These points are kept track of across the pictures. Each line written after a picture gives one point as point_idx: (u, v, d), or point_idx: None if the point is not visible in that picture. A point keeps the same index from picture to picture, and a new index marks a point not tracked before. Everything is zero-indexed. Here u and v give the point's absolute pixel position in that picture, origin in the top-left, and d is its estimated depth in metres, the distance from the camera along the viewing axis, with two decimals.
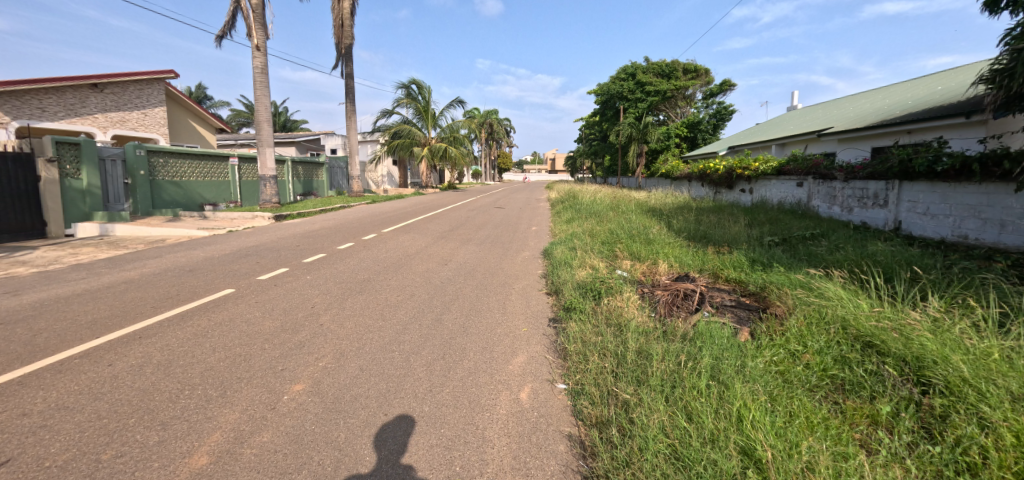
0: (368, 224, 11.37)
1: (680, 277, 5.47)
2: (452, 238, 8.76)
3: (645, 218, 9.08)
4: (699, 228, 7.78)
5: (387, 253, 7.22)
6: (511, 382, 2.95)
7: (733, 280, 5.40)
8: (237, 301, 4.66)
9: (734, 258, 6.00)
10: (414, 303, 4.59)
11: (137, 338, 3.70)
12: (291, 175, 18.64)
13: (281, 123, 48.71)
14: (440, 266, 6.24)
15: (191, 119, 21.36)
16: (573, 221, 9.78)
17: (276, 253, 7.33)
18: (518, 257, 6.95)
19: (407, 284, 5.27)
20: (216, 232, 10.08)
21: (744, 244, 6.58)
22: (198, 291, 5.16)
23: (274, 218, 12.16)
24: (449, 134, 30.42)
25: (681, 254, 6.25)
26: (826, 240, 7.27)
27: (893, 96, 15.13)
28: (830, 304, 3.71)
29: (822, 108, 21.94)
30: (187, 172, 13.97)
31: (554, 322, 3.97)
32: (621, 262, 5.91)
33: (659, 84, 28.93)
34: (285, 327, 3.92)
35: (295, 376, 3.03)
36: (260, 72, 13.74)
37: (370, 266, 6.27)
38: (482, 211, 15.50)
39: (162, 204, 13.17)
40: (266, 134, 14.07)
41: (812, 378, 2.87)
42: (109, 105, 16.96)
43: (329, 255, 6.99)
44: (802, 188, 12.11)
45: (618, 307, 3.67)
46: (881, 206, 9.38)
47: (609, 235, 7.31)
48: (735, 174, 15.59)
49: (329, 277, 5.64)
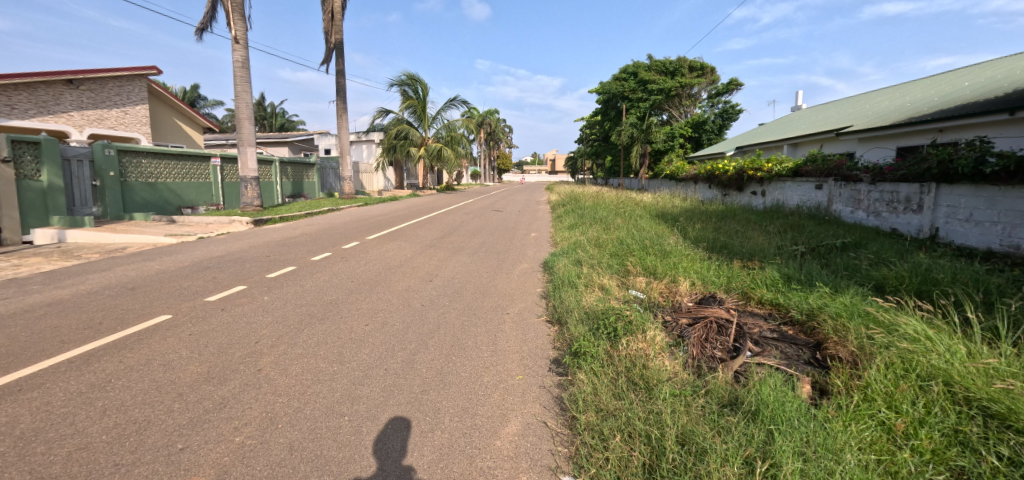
0: (353, 229, 10.52)
1: (705, 298, 4.66)
2: (442, 247, 7.87)
3: (655, 224, 8.21)
4: (719, 237, 6.93)
5: (366, 266, 6.33)
6: (498, 473, 2.06)
7: (769, 304, 4.54)
8: (167, 334, 3.80)
9: (767, 274, 5.13)
10: (383, 336, 3.71)
11: (13, 393, 2.84)
12: (279, 176, 17.78)
13: (279, 124, 47.90)
14: (423, 283, 5.35)
15: (176, 118, 20.46)
16: (576, 227, 8.93)
17: (240, 265, 6.43)
18: (514, 272, 6.05)
19: (380, 309, 4.39)
20: (186, 239, 9.24)
21: (774, 257, 5.73)
22: (127, 318, 4.27)
23: (252, 222, 11.29)
24: (446, 134, 29.59)
25: (703, 269, 5.41)
26: (862, 251, 6.44)
27: (913, 93, 14.31)
28: (918, 349, 2.84)
29: (833, 107, 21.17)
30: (162, 173, 13.12)
31: (556, 367, 3.12)
32: (633, 280, 5.06)
33: (663, 83, 28.19)
34: (209, 376, 3.04)
35: (195, 462, 2.15)
36: (242, 66, 12.88)
37: (342, 283, 5.39)
38: (478, 214, 14.65)
39: (135, 208, 12.30)
40: (247, 132, 13.18)
41: (928, 473, 1.99)
42: (86, 102, 16.19)
43: (298, 269, 6.11)
44: (822, 190, 11.26)
45: (640, 354, 2.79)
46: (914, 211, 8.53)
47: (617, 245, 6.43)
48: (746, 176, 14.75)
49: (290, 298, 4.75)
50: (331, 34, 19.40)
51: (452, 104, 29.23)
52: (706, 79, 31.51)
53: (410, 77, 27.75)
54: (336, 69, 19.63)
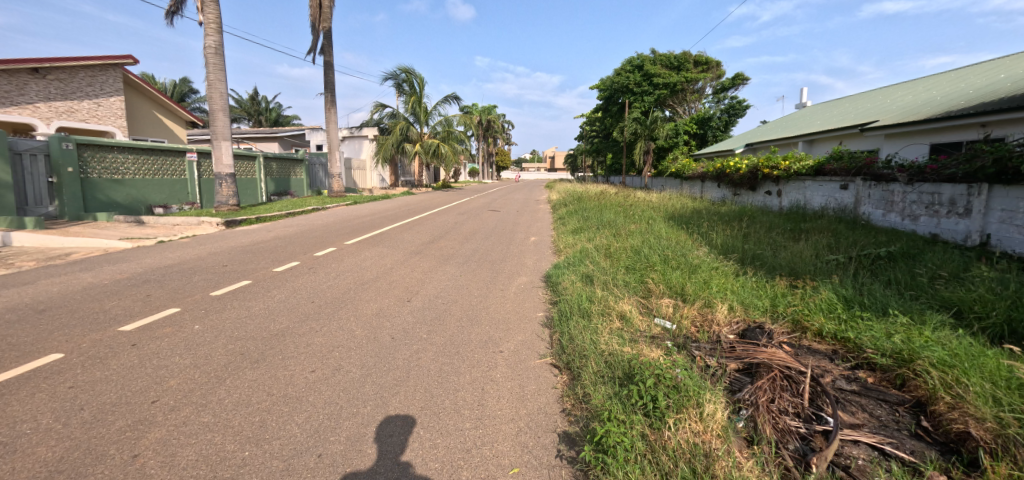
0: (333, 231, 9.58)
1: (750, 330, 3.72)
2: (429, 255, 6.88)
3: (672, 229, 7.26)
4: (747, 246, 5.99)
5: (335, 280, 5.35)
6: None
7: (832, 339, 3.62)
8: (40, 388, 2.80)
9: (822, 297, 4.18)
10: (327, 393, 2.71)
11: None
12: (263, 173, 16.78)
13: (273, 119, 46.76)
14: (398, 305, 4.36)
15: (156, 110, 19.30)
16: (581, 232, 7.99)
17: (186, 279, 5.43)
18: (510, 289, 5.05)
19: (335, 346, 3.40)
20: (143, 243, 8.24)
21: (822, 273, 4.78)
22: (6, 356, 3.28)
23: (224, 223, 10.25)
24: (443, 129, 28.54)
25: (741, 288, 4.46)
26: (918, 263, 5.49)
27: (938, 86, 13.40)
28: None
29: (847, 101, 20.22)
30: (130, 169, 12.06)
31: (568, 452, 2.14)
32: (658, 303, 4.09)
33: (668, 77, 27.24)
34: (52, 471, 2.04)
35: None
36: (214, 52, 11.81)
37: (299, 305, 4.38)
38: (472, 214, 13.68)
39: (98, 207, 11.26)
40: (221, 125, 12.14)
41: None
42: (54, 93, 15.22)
43: (252, 284, 5.11)
44: (848, 191, 10.31)
45: (701, 450, 1.83)
46: (960, 215, 7.56)
47: (633, 257, 5.46)
48: (760, 174, 13.81)
49: (226, 329, 3.75)
50: (318, 23, 18.32)
51: (447, 99, 28.25)
52: (711, 73, 30.53)
53: (405, 70, 26.66)
54: (325, 59, 18.57)
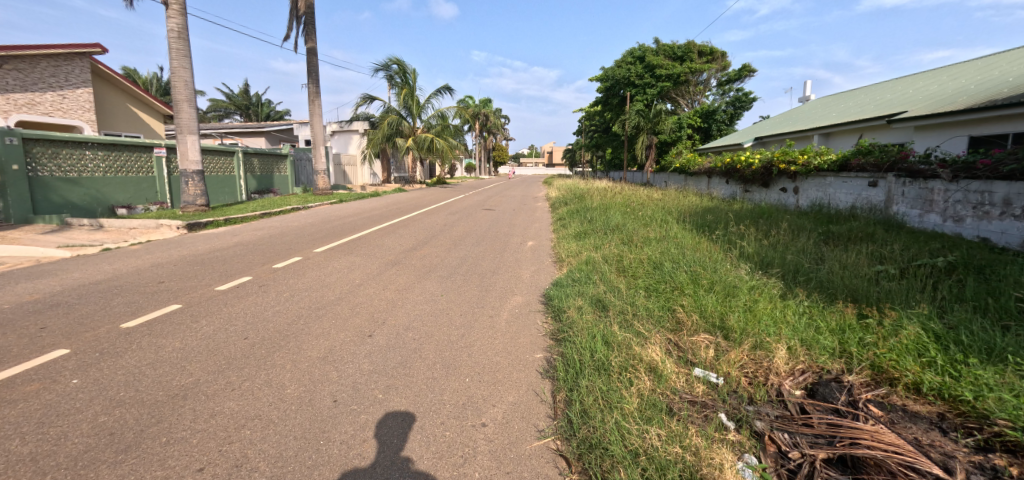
0: (307, 235, 8.60)
1: (822, 386, 2.75)
2: (409, 266, 5.91)
3: (690, 234, 6.34)
4: (785, 256, 5.06)
5: (288, 302, 4.38)
6: None
7: (936, 397, 2.63)
8: None
9: (908, 333, 3.21)
10: None
11: None
12: (242, 169, 15.74)
13: (264, 113, 45.42)
14: (355, 344, 3.38)
15: (131, 104, 18.13)
16: (585, 237, 7.05)
17: (108, 300, 4.45)
18: (502, 315, 4.08)
19: (251, 418, 2.40)
20: (86, 251, 7.20)
21: (891, 296, 3.83)
22: None
23: (186, 226, 9.22)
24: (438, 123, 27.42)
25: (795, 319, 3.49)
26: (993, 278, 4.55)
27: (968, 75, 12.41)
28: None
29: (862, 92, 19.16)
30: (88, 166, 10.99)
31: None
32: (692, 344, 3.14)
33: (671, 68, 25.86)
34: None
35: None
36: (177, 36, 10.73)
37: (229, 343, 3.38)
38: (466, 214, 12.68)
39: (51, 209, 10.19)
40: (187, 118, 11.03)
41: None
42: (12, 84, 14.27)
43: (181, 310, 4.11)
44: (877, 188, 9.36)
45: None
46: (1015, 217, 6.61)
47: (654, 274, 4.51)
48: (774, 170, 12.84)
49: (115, 386, 2.75)
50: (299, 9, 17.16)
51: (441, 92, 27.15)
52: (716, 65, 29.48)
53: (396, 60, 25.46)
54: (308, 47, 17.40)
